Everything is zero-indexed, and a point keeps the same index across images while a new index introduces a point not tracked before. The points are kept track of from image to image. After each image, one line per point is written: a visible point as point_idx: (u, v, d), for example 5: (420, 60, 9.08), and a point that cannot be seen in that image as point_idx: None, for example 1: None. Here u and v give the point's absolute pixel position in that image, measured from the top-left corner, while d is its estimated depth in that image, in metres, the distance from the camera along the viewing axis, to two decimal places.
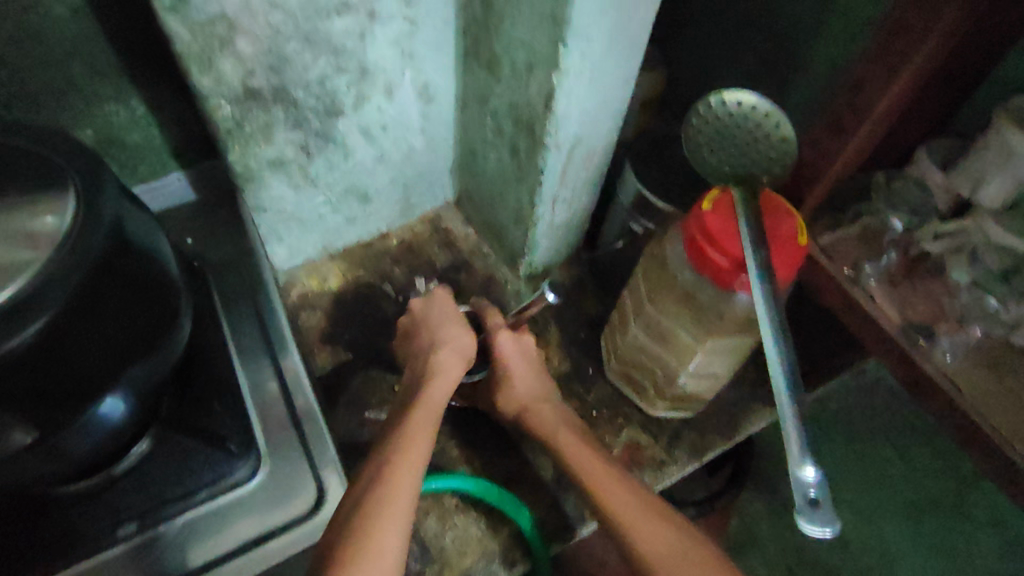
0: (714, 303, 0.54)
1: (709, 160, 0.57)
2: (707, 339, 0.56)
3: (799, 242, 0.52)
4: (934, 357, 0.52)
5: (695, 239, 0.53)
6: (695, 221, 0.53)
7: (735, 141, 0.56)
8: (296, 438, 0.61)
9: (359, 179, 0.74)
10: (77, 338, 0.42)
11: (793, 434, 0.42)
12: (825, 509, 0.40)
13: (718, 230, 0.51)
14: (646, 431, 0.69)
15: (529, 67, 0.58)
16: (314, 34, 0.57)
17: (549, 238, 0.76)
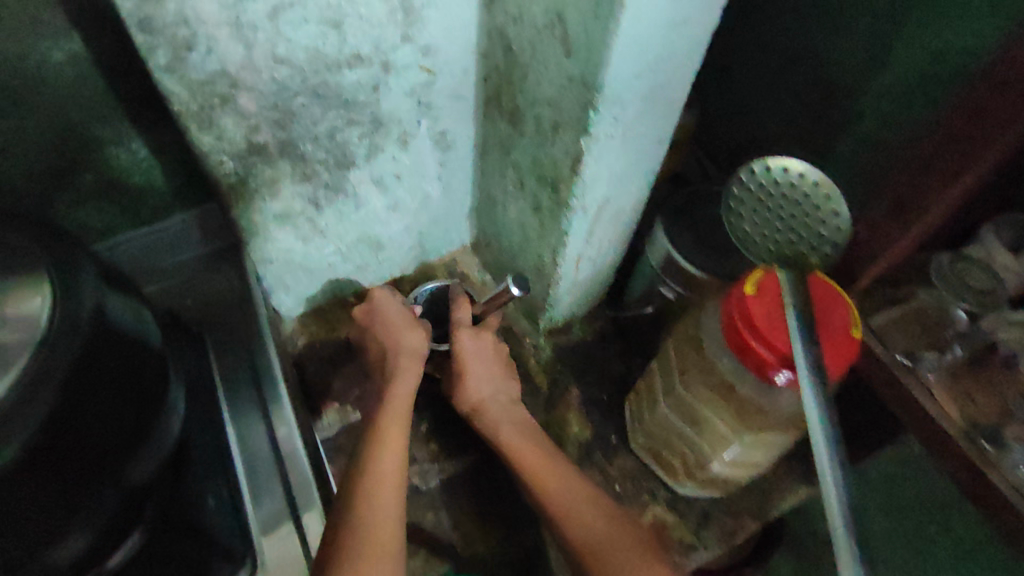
0: (755, 396, 0.49)
1: (751, 233, 0.52)
2: (746, 432, 0.52)
3: (853, 335, 0.46)
4: (1005, 468, 0.46)
5: (737, 326, 0.48)
6: (736, 306, 0.48)
7: (781, 214, 0.50)
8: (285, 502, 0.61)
9: (371, 228, 0.70)
10: (60, 450, 0.38)
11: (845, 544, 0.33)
12: None
13: (763, 321, 0.47)
14: (671, 509, 0.65)
15: (554, 127, 0.53)
16: (323, 88, 0.53)
17: (571, 294, 0.71)
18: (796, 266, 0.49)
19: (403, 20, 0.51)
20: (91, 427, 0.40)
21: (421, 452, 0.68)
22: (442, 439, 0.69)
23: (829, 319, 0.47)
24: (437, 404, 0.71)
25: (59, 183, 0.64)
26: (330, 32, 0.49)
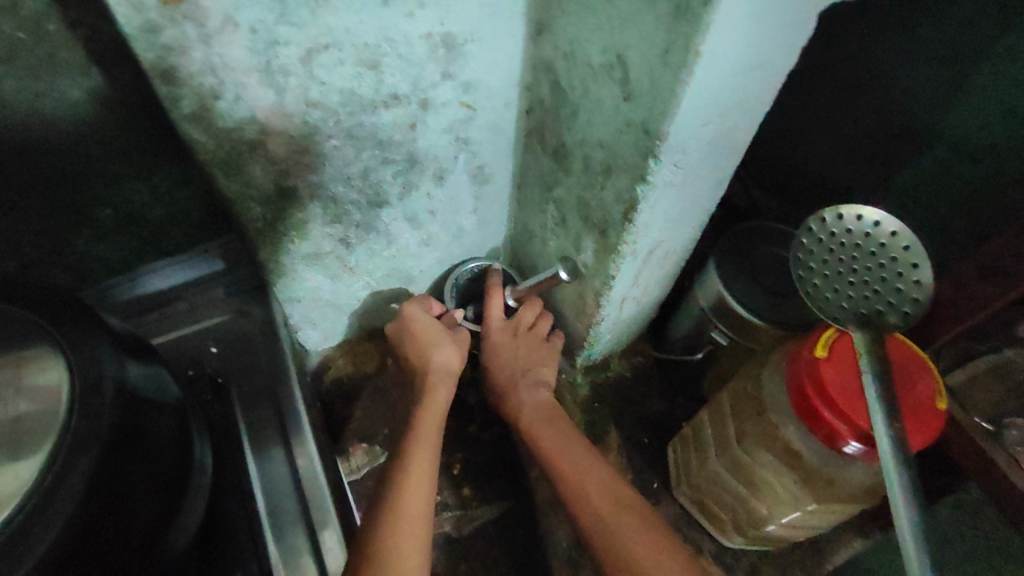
0: (825, 467, 0.46)
1: (823, 288, 0.48)
2: (813, 499, 0.48)
3: (937, 406, 0.42)
4: None
5: (807, 393, 0.44)
6: (807, 368, 0.44)
7: (855, 268, 0.45)
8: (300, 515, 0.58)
9: (403, 263, 0.67)
10: (116, 530, 0.35)
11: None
12: None
13: (838, 388, 0.43)
14: (719, 563, 0.61)
15: (606, 170, 0.49)
16: (358, 129, 0.49)
17: (613, 332, 0.67)
18: (875, 329, 0.45)
19: (443, 56, 0.48)
20: (124, 530, 0.36)
21: (454, 498, 0.65)
22: (477, 484, 0.65)
23: (913, 385, 0.43)
24: (471, 445, 0.68)
25: (76, 223, 0.59)
26: (367, 73, 0.45)
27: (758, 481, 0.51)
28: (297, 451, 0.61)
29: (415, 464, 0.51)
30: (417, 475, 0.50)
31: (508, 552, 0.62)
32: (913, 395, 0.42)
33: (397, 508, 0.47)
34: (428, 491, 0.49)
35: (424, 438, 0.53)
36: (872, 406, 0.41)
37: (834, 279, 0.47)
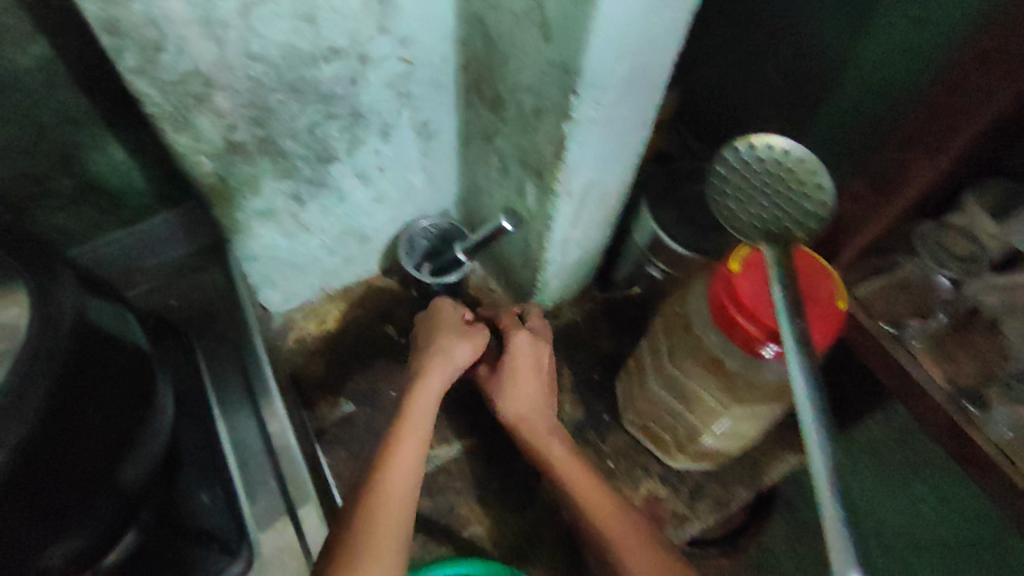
0: (744, 371, 0.50)
1: (736, 211, 0.52)
2: (737, 403, 0.52)
3: (838, 306, 0.47)
4: (985, 428, 0.47)
5: (724, 304, 0.48)
6: (723, 283, 0.49)
7: (766, 190, 0.51)
8: (275, 482, 0.63)
9: (356, 221, 0.70)
10: (67, 451, 0.38)
11: None
12: None
13: (749, 298, 0.47)
14: (665, 483, 0.66)
15: (536, 112, 0.53)
16: (300, 83, 0.52)
17: (560, 277, 0.71)
18: (782, 242, 0.49)
19: (378, 12, 0.51)
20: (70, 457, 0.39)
21: None
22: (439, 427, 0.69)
23: (817, 290, 0.47)
24: None
25: (32, 192, 0.61)
26: (304, 27, 0.48)
27: (690, 394, 0.55)
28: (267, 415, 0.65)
29: (403, 445, 0.53)
30: (403, 457, 0.52)
31: (469, 486, 0.66)
32: (817, 300, 0.47)
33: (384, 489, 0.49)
34: (414, 473, 0.52)
35: (416, 417, 0.55)
36: (777, 308, 0.45)
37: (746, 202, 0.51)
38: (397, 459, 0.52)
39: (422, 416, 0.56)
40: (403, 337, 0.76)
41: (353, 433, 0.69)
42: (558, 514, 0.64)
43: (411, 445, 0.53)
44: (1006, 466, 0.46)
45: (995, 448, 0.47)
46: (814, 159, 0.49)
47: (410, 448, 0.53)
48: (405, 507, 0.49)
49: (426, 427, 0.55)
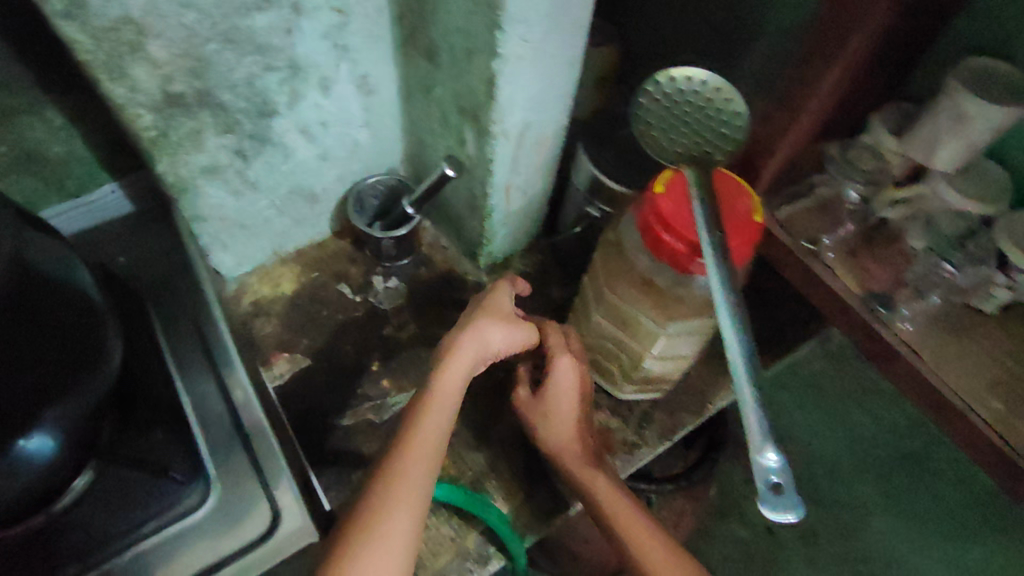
0: (674, 287, 0.53)
1: (659, 139, 0.56)
2: (671, 322, 0.55)
3: (755, 220, 0.50)
4: (893, 326, 0.51)
5: (651, 224, 0.51)
6: (649, 204, 0.51)
7: (686, 118, 0.55)
8: (240, 445, 0.55)
9: (303, 179, 0.71)
10: None
11: (753, 417, 0.41)
12: (789, 494, 0.39)
13: (672, 216, 0.50)
14: (615, 415, 0.69)
15: (468, 54, 0.55)
16: (234, 33, 0.53)
17: (508, 227, 0.74)
18: (703, 164, 0.53)
19: None
20: None
21: (374, 390, 0.70)
22: (396, 377, 0.71)
23: (736, 206, 0.50)
24: (387, 345, 0.73)
25: None
26: None
27: (628, 318, 0.59)
28: (228, 378, 0.58)
29: (426, 426, 0.55)
30: (424, 440, 0.54)
31: None
32: (736, 215, 0.50)
33: (399, 472, 0.52)
34: (434, 454, 0.54)
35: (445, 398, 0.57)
36: (698, 222, 0.49)
37: (669, 130, 0.55)
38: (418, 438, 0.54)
39: (450, 395, 0.57)
40: (356, 294, 0.77)
41: (311, 387, 0.70)
42: (514, 450, 0.67)
43: (435, 425, 0.55)
44: (913, 357, 0.50)
45: (901, 343, 0.51)
46: (728, 86, 0.53)
47: (434, 428, 0.55)
48: (421, 487, 0.52)
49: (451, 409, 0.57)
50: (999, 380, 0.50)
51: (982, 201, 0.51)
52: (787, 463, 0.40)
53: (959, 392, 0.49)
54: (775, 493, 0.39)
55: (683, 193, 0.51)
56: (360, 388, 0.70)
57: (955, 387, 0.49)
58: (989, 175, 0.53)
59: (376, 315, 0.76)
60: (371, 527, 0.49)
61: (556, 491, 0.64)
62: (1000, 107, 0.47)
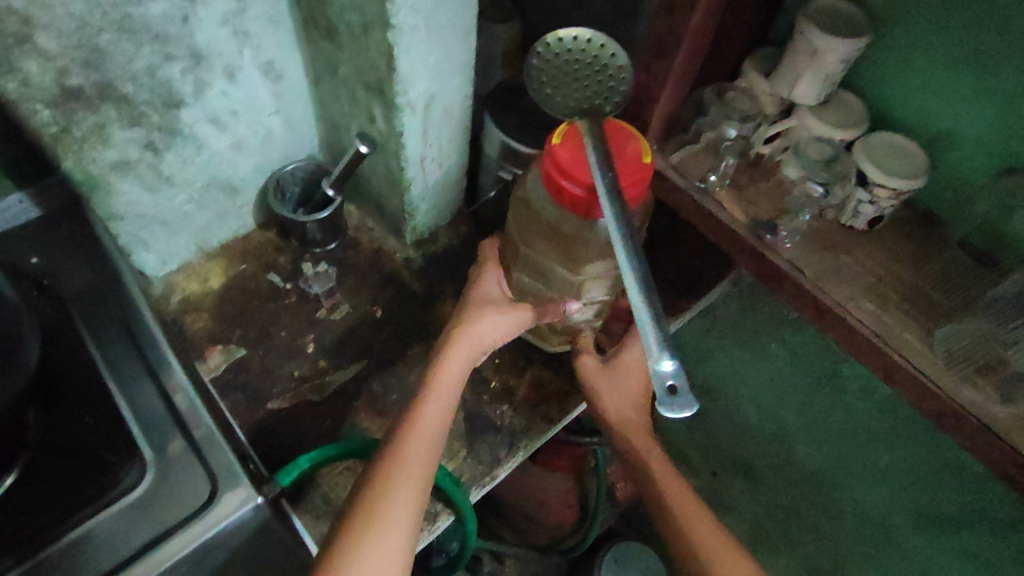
0: (577, 232, 0.61)
1: (553, 97, 0.58)
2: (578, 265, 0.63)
3: (643, 160, 0.54)
4: (776, 248, 0.56)
5: (551, 173, 0.55)
6: (547, 154, 0.55)
7: (576, 75, 0.58)
8: (179, 433, 0.46)
9: (220, 170, 0.72)
10: None
11: (651, 333, 0.46)
12: (683, 394, 0.44)
13: (568, 162, 0.53)
14: (547, 367, 0.73)
15: (364, 29, 0.57)
16: (128, 22, 0.54)
17: (429, 201, 0.76)
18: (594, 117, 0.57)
19: None
20: None
21: (313, 370, 0.71)
22: (333, 356, 0.73)
23: (626, 148, 0.55)
24: (321, 327, 0.75)
25: None
26: None
27: (545, 268, 0.65)
28: (168, 382, 0.48)
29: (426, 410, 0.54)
30: (425, 428, 0.53)
31: (367, 402, 0.69)
32: (626, 157, 0.54)
33: (402, 457, 0.51)
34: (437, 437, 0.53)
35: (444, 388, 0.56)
36: (592, 166, 0.53)
37: (562, 87, 0.58)
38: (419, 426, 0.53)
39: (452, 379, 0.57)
40: (286, 282, 0.78)
41: (249, 375, 0.71)
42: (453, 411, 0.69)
43: (436, 413, 0.55)
44: (796, 273, 0.55)
45: (787, 262, 0.56)
46: (611, 43, 0.56)
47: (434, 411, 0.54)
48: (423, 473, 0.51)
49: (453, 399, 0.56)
50: (870, 285, 0.56)
51: (841, 128, 0.58)
52: (681, 366, 0.45)
53: (837, 299, 0.54)
54: (671, 395, 0.44)
55: (577, 141, 0.55)
56: (296, 370, 0.71)
57: (832, 295, 0.55)
58: (845, 105, 0.60)
59: (308, 299, 0.77)
60: (377, 508, 0.47)
61: (496, 444, 0.67)
62: (844, 38, 0.53)
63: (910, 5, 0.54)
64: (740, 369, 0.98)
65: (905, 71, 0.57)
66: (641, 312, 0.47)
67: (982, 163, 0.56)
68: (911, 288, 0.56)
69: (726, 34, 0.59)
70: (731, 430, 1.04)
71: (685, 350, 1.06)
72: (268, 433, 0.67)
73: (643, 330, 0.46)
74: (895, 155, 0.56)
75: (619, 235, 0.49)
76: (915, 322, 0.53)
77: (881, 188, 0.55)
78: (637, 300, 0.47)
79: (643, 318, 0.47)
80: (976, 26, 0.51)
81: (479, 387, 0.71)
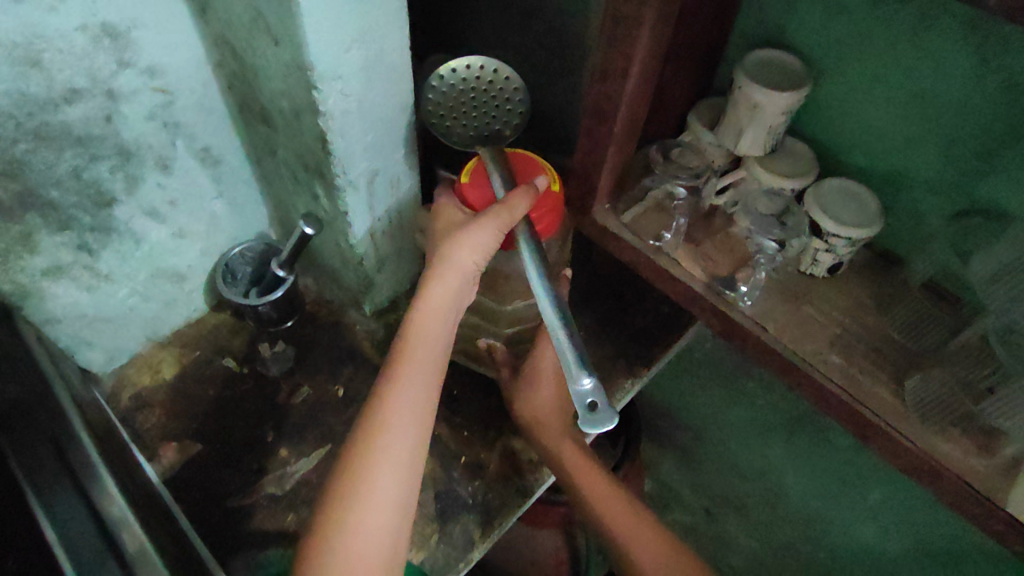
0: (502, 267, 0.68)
1: (453, 128, 0.65)
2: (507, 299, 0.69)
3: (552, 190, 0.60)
4: (737, 305, 0.55)
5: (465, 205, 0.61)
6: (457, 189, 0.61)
7: (473, 102, 0.64)
8: (107, 551, 0.41)
9: (164, 260, 0.69)
10: None
11: (569, 356, 0.53)
12: (603, 410, 0.51)
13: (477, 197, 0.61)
14: (518, 436, 0.70)
15: (296, 114, 0.56)
16: (46, 129, 0.52)
17: (387, 270, 0.74)
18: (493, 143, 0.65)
19: (111, 46, 0.52)
20: None
21: (273, 462, 0.68)
22: (295, 443, 0.70)
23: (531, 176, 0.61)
24: (282, 413, 0.72)
25: None
26: (30, 71, 0.48)
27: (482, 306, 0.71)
28: (101, 502, 0.44)
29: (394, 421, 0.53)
30: (394, 442, 0.52)
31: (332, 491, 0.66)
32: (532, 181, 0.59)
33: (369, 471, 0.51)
34: (406, 450, 0.53)
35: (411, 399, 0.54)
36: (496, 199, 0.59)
37: (462, 115, 0.65)
38: (389, 434, 0.52)
39: (417, 387, 0.55)
40: (243, 367, 0.75)
41: (205, 472, 0.67)
42: (422, 493, 0.66)
43: (400, 426, 0.53)
44: (758, 330, 0.54)
45: (748, 319, 0.54)
46: (499, 65, 0.63)
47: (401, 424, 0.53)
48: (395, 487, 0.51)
49: (422, 416, 0.55)
50: (835, 336, 0.54)
51: (790, 178, 0.56)
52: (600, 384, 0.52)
53: (801, 355, 0.53)
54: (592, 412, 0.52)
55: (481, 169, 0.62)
56: (256, 463, 0.68)
57: (796, 351, 0.53)
58: (794, 152, 0.59)
59: (267, 383, 0.74)
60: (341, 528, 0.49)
61: (469, 525, 0.64)
62: (782, 91, 0.52)
63: (849, 53, 0.53)
64: (721, 408, 0.97)
65: (849, 118, 0.56)
66: (558, 332, 0.54)
67: (938, 205, 0.55)
68: (876, 336, 0.54)
69: (667, 89, 0.59)
70: (719, 468, 1.03)
71: (667, 390, 1.04)
72: (229, 535, 0.64)
73: (562, 353, 0.54)
74: (847, 202, 0.56)
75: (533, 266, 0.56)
76: (883, 373, 0.52)
77: (836, 238, 0.54)
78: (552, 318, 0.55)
79: (560, 338, 0.54)
80: (916, 73, 0.50)
81: (449, 464, 0.68)
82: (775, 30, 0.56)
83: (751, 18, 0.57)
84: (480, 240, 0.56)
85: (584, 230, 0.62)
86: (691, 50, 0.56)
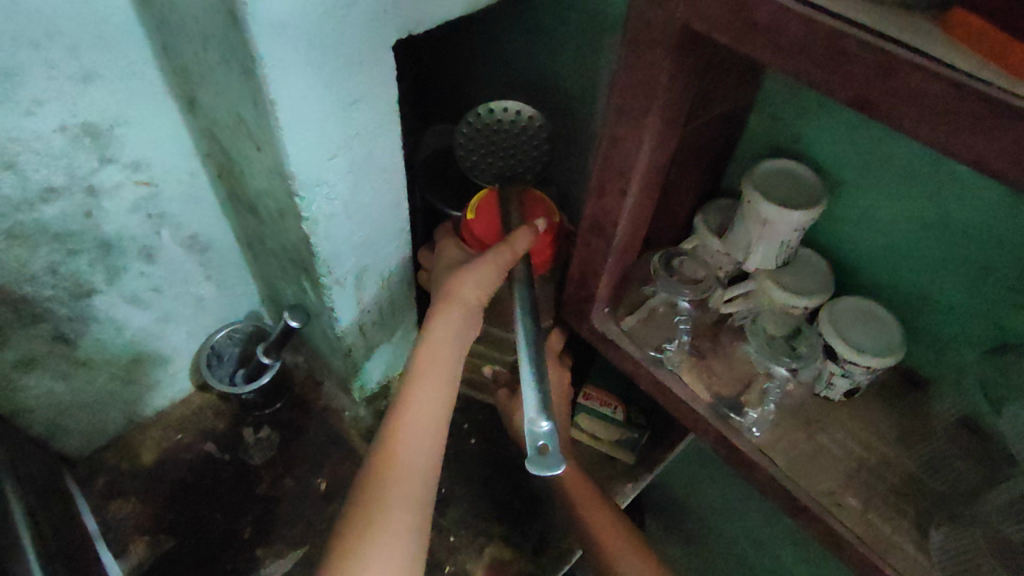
0: (501, 311, 0.68)
1: (477, 163, 0.66)
2: (507, 341, 0.69)
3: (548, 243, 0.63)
4: (743, 432, 0.50)
5: (469, 239, 0.63)
6: (463, 227, 0.64)
7: (501, 144, 0.65)
8: None
9: (146, 346, 0.67)
10: None
11: (530, 399, 0.51)
12: (552, 454, 0.48)
13: (483, 231, 0.63)
14: (507, 543, 0.66)
15: (281, 214, 0.53)
16: (20, 228, 0.50)
17: (378, 356, 0.71)
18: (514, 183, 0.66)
19: (91, 145, 0.50)
20: None
21: (248, 562, 0.64)
22: (270, 542, 0.66)
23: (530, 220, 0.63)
24: (259, 507, 0.68)
25: None
26: (4, 173, 0.46)
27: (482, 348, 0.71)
28: None
29: (405, 456, 0.53)
30: (407, 478, 0.52)
31: None
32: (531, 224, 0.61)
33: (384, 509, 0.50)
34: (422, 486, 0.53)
35: (421, 434, 0.55)
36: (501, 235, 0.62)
37: (488, 153, 0.66)
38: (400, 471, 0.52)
39: (427, 421, 0.56)
40: (225, 453, 0.72)
41: (173, 571, 0.63)
42: None
43: (411, 463, 0.53)
44: (767, 465, 0.49)
45: (756, 451, 0.49)
46: (535, 113, 0.63)
47: (414, 460, 0.53)
48: (412, 521, 0.51)
49: (432, 450, 0.55)
50: (852, 472, 0.49)
51: (804, 295, 0.52)
52: (555, 431, 0.49)
53: (814, 495, 0.47)
54: (540, 454, 0.48)
55: (489, 216, 0.64)
56: (229, 563, 0.64)
57: (809, 490, 0.48)
58: (807, 264, 0.55)
59: (246, 471, 0.71)
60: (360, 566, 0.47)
61: None
62: (794, 211, 0.48)
63: (870, 166, 0.49)
64: (731, 501, 0.91)
65: (869, 227, 0.52)
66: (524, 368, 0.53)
67: (967, 334, 0.50)
68: (897, 472, 0.49)
69: (671, 192, 0.56)
70: (729, 563, 0.97)
71: (674, 477, 0.99)
72: None
73: (525, 394, 0.51)
74: (866, 321, 0.51)
75: (524, 305, 0.57)
76: (906, 523, 0.46)
77: (853, 364, 0.50)
78: (524, 360, 0.53)
79: (526, 380, 0.52)
80: (941, 191, 0.46)
81: (432, 572, 0.64)
82: (788, 138, 0.53)
83: (764, 125, 0.54)
84: (485, 273, 0.58)
85: (580, 332, 0.58)
86: (697, 154, 0.53)
